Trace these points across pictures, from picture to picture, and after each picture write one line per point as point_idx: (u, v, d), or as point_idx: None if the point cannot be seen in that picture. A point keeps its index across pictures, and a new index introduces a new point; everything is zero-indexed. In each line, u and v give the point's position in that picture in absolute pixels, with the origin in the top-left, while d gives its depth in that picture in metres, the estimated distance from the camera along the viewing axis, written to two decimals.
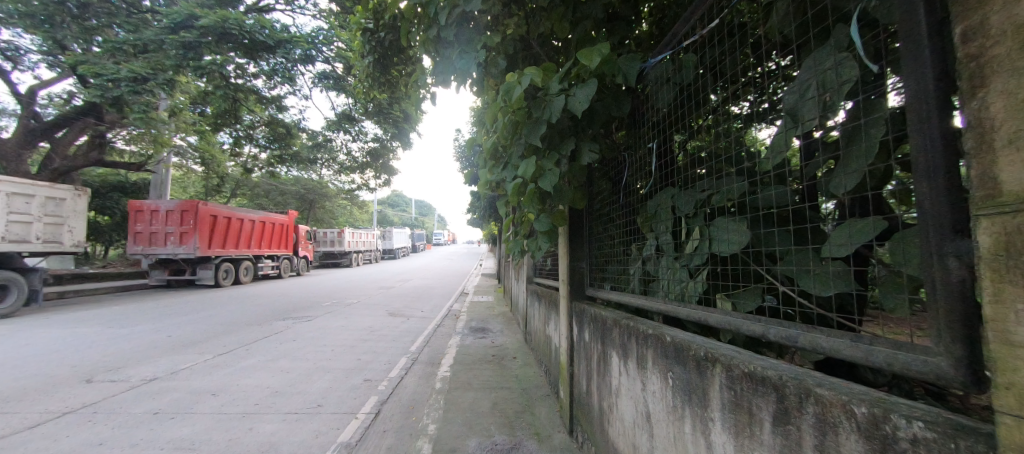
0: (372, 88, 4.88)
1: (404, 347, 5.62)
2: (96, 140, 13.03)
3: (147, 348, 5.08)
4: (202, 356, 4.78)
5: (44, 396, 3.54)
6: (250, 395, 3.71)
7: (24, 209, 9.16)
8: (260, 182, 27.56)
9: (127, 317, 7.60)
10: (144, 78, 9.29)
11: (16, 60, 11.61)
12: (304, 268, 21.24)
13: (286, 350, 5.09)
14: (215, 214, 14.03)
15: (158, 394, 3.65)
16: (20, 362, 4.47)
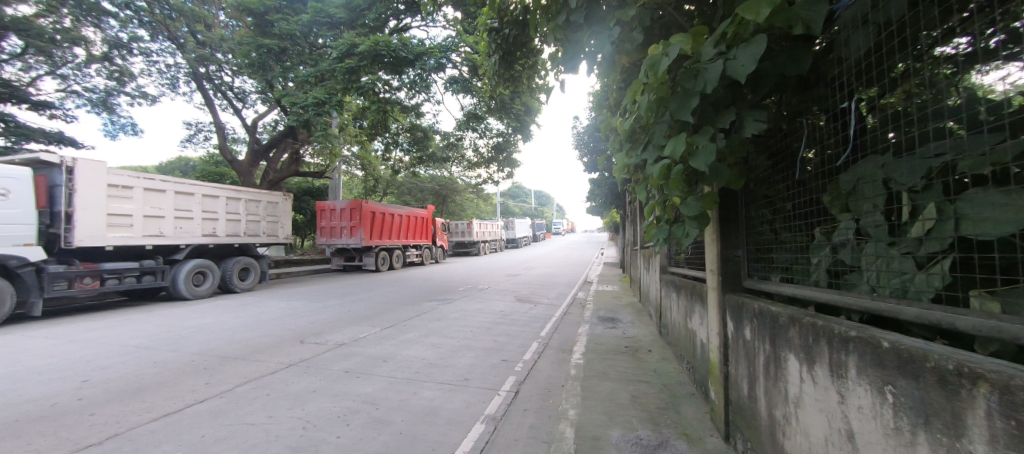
0: (497, 85, 5.09)
1: (535, 331, 5.87)
2: (294, 156, 16.84)
3: (339, 319, 6.40)
4: (374, 328, 5.78)
5: (278, 350, 4.73)
6: (412, 364, 4.33)
7: (256, 211, 12.25)
8: (405, 182, 31.94)
9: (323, 293, 9.65)
10: (324, 101, 11.54)
11: (243, 100, 15.61)
12: (441, 256, 23.98)
13: (435, 328, 5.80)
14: (373, 210, 16.80)
15: (348, 356, 4.53)
16: (265, 323, 6.11)
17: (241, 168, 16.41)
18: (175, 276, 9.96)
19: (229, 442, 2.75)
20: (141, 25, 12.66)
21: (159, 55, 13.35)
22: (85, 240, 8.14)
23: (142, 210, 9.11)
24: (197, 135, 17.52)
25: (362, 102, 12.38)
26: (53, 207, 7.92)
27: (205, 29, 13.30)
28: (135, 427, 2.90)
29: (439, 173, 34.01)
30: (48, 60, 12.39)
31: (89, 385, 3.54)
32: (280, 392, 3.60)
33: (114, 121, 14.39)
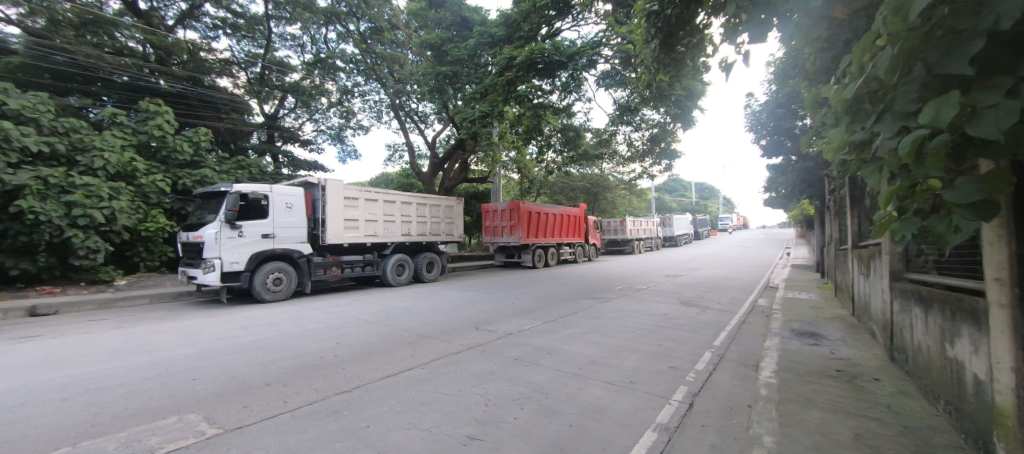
0: (657, 73, 4.77)
1: (706, 340, 5.29)
2: (463, 164, 19.30)
3: (509, 307, 6.98)
4: (539, 319, 6.12)
5: (462, 329, 5.36)
6: (576, 360, 4.42)
7: (440, 214, 12.59)
8: (556, 182, 31.72)
9: (486, 285, 10.71)
10: (489, 113, 11.87)
11: (424, 121, 18.44)
12: (595, 255, 23.30)
13: (594, 326, 5.80)
14: (529, 209, 17.44)
15: (517, 344, 4.87)
16: (450, 305, 7.18)
17: (426, 178, 19.38)
18: (386, 267, 11.00)
19: (431, 406, 3.30)
20: (359, 72, 16.44)
21: (370, 93, 17.04)
22: (333, 240, 9.65)
23: (364, 216, 10.33)
24: (394, 155, 21.74)
25: (517, 109, 12.49)
26: (314, 215, 9.73)
27: (399, 67, 16.45)
28: (368, 383, 3.65)
29: (591, 170, 32.47)
30: (308, 110, 17.06)
31: (341, 343, 4.66)
32: (465, 367, 4.12)
33: (344, 149, 19.16)
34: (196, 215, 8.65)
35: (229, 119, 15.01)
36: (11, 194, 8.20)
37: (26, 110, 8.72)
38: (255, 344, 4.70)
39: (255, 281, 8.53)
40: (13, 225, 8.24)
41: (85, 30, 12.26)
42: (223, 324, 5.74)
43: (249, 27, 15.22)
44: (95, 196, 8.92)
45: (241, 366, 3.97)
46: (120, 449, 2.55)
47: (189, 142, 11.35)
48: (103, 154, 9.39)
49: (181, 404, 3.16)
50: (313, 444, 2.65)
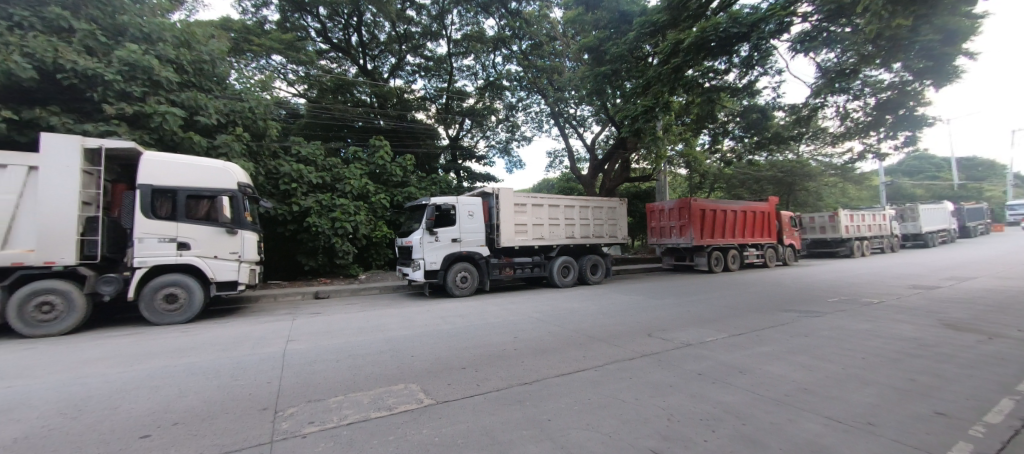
0: None
1: (1003, 383, 3.62)
2: (627, 164, 18.66)
3: (688, 315, 6.26)
4: (725, 331, 5.30)
5: (634, 335, 5.08)
6: (777, 384, 3.65)
7: (600, 215, 12.32)
8: (736, 175, 24.09)
9: (650, 289, 9.99)
10: (652, 106, 10.36)
11: (583, 123, 18.50)
12: (792, 259, 19.02)
13: (802, 346, 4.70)
14: (704, 208, 15.03)
15: (699, 358, 4.26)
16: (622, 309, 6.90)
17: (588, 181, 19.72)
18: (551, 269, 11.26)
19: (608, 411, 3.16)
20: (523, 88, 17.80)
21: (532, 105, 18.24)
22: (506, 243, 10.36)
23: (532, 220, 10.87)
24: (555, 161, 22.79)
25: (684, 96, 10.98)
26: (490, 221, 10.58)
27: (559, 76, 16.57)
28: (546, 378, 3.80)
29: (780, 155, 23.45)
30: (481, 128, 19.70)
31: (518, 339, 5.01)
32: (641, 376, 3.81)
33: (510, 160, 21.42)
34: (408, 224, 10.37)
35: (425, 145, 18.57)
36: (303, 213, 11.83)
37: (312, 157, 12.58)
38: (450, 331, 5.55)
39: (448, 278, 9.71)
40: (305, 235, 11.72)
41: (337, 92, 17.10)
42: (428, 314, 6.97)
43: (436, 67, 18.89)
44: (347, 212, 11.96)
45: (440, 350, 4.68)
46: (371, 403, 3.33)
47: (401, 168, 14.43)
48: (350, 181, 12.62)
49: (403, 375, 3.90)
50: (504, 427, 2.88)
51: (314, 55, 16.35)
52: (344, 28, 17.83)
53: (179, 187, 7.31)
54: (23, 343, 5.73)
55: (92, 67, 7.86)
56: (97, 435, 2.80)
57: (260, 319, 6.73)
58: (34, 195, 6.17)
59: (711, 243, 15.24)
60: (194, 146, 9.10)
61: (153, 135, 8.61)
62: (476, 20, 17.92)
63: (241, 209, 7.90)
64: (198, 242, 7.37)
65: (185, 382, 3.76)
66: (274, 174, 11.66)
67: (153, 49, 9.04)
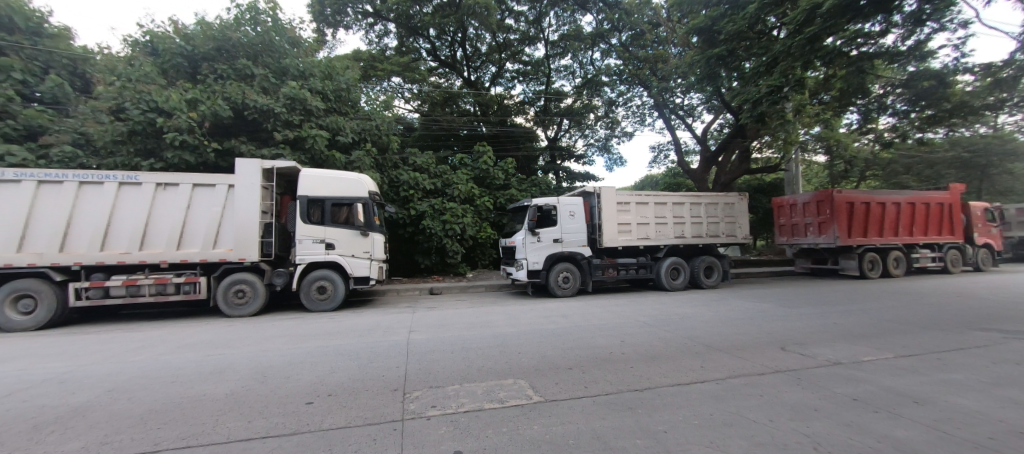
0: None
1: None
2: (745, 153, 16.62)
3: (835, 331, 5.15)
4: (888, 353, 4.22)
5: (761, 349, 4.42)
6: (981, 422, 2.62)
7: (715, 213, 11.19)
8: (896, 157, 17.70)
9: (779, 296, 8.63)
10: (780, 85, 9.12)
11: (691, 113, 17.16)
12: (989, 265, 14.82)
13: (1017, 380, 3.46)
14: (851, 201, 12.51)
15: (852, 381, 3.43)
16: (749, 319, 6.06)
17: (697, 175, 18.13)
18: (660, 271, 10.63)
19: (734, 430, 2.62)
20: (623, 82, 17.12)
21: (634, 99, 17.42)
22: (608, 243, 10.11)
23: (636, 220, 10.44)
24: (659, 155, 21.57)
25: (823, 69, 9.37)
26: (591, 221, 10.42)
27: (664, 64, 15.64)
28: (659, 386, 3.52)
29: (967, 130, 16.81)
30: (580, 128, 19.77)
31: (624, 344, 4.77)
32: (774, 395, 3.20)
33: (610, 158, 21.02)
34: (510, 225, 10.70)
35: (524, 148, 19.27)
36: (419, 216, 13.03)
37: (426, 165, 13.83)
38: (556, 331, 5.57)
39: (550, 278, 9.81)
40: (421, 237, 12.99)
41: (446, 104, 18.57)
42: (530, 313, 7.13)
43: (534, 71, 19.41)
44: (456, 215, 12.89)
45: (545, 350, 4.72)
46: (484, 395, 3.52)
47: (502, 171, 15.05)
48: (458, 186, 13.62)
49: (513, 371, 4.06)
50: (616, 432, 2.69)
51: (425, 74, 18.15)
52: (450, 44, 19.23)
53: (327, 197, 8.73)
54: (224, 322, 7.48)
55: (268, 103, 9.90)
56: (276, 399, 3.48)
57: (384, 312, 7.55)
58: (232, 207, 8.00)
59: (864, 242, 12.74)
60: (336, 162, 10.86)
61: (307, 155, 10.47)
62: (573, 19, 17.90)
63: (371, 214, 9.10)
64: (341, 243, 8.71)
65: (333, 360, 4.48)
66: (395, 182, 13.00)
67: (307, 84, 11.04)
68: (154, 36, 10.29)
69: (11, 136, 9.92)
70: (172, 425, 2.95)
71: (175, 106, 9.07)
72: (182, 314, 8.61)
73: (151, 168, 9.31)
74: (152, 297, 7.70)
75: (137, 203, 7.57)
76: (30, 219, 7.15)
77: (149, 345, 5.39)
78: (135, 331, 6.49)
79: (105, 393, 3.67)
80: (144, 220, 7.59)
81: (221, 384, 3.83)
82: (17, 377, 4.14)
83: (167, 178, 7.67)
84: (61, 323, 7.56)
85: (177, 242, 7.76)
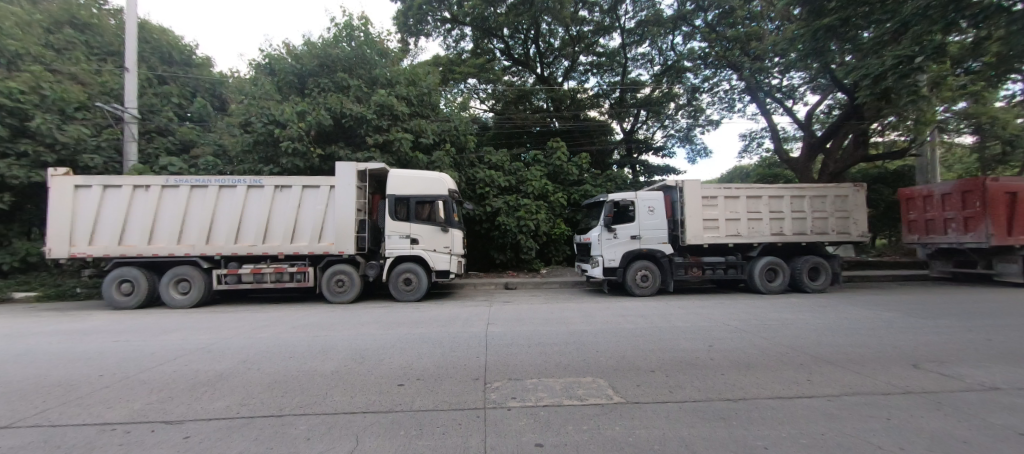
0: None
1: None
2: (861, 137, 14.33)
3: (994, 351, 4.20)
4: None
5: (886, 366, 3.81)
6: None
7: (821, 207, 9.88)
8: None
9: (907, 305, 7.30)
10: (912, 55, 7.75)
11: (789, 94, 15.27)
12: None
13: None
14: (1012, 190, 10.20)
15: (1014, 411, 2.80)
16: (871, 330, 5.22)
17: (797, 164, 16.10)
18: (752, 271, 9.72)
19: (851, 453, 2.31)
20: (709, 65, 15.73)
21: (721, 83, 15.95)
22: (691, 240, 9.48)
23: (724, 215, 9.62)
24: (750, 144, 19.56)
25: (974, 31, 7.74)
26: (672, 216, 9.87)
27: (760, 42, 14.03)
28: (756, 398, 3.24)
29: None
30: (658, 119, 18.68)
31: (713, 349, 4.45)
32: (902, 420, 2.74)
33: (692, 148, 19.59)
34: (585, 221, 10.54)
35: (598, 142, 18.82)
36: (494, 213, 13.45)
37: (501, 163, 14.14)
38: (636, 331, 5.40)
39: (627, 276, 9.49)
40: (496, 233, 13.37)
41: (518, 102, 18.80)
42: (609, 311, 6.98)
43: (609, 62, 18.81)
44: (530, 212, 13.04)
45: (625, 350, 4.58)
46: (564, 391, 3.53)
47: (577, 167, 14.79)
48: (531, 182, 13.73)
49: (592, 369, 4.02)
50: (707, 443, 2.51)
51: (499, 73, 18.57)
52: (524, 42, 19.42)
53: (412, 195, 9.40)
54: (326, 307, 8.48)
55: (361, 111, 10.94)
56: (374, 379, 3.87)
57: (463, 305, 7.88)
58: (333, 206, 9.00)
59: None
60: (419, 162, 11.63)
61: (394, 157, 11.36)
62: (652, 2, 16.87)
63: (451, 211, 9.56)
64: (424, 238, 9.33)
65: (419, 347, 4.85)
66: (472, 180, 13.51)
67: (394, 91, 11.96)
68: (273, 58, 11.93)
69: (172, 150, 12.26)
70: (292, 394, 3.43)
71: (289, 118, 10.44)
72: (293, 298, 9.96)
73: (270, 172, 10.85)
74: (271, 284, 9.02)
75: (260, 203, 8.87)
76: (185, 217, 8.77)
77: (270, 324, 6.33)
78: (258, 312, 7.66)
79: (243, 362, 4.41)
80: (266, 217, 8.87)
81: (328, 363, 4.36)
82: (183, 344, 5.18)
83: (283, 181, 8.85)
84: (207, 302, 9.24)
85: (290, 237, 8.95)
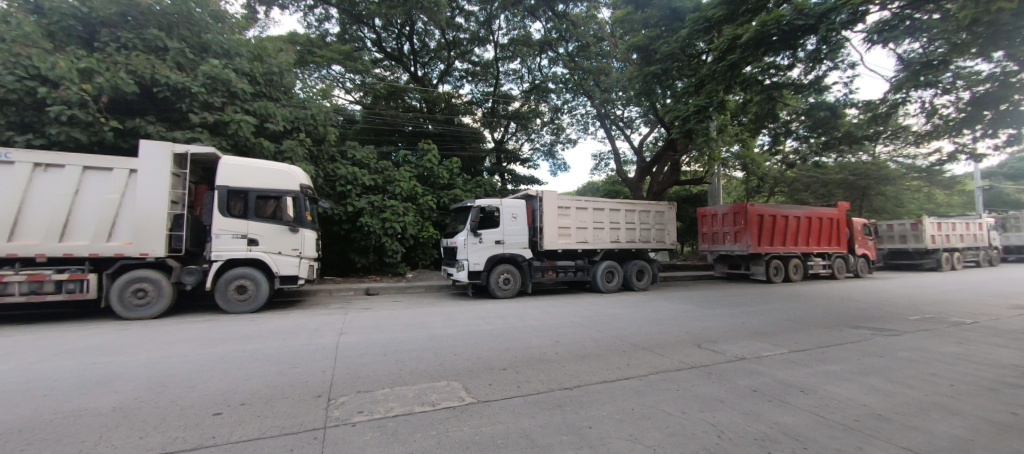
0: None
1: None
2: (674, 166, 18.14)
3: (740, 330, 5.69)
4: (780, 348, 4.75)
5: (682, 346, 4.79)
6: (846, 408, 3.02)
7: (646, 220, 11.99)
8: (798, 176, 19.62)
9: (699, 298, 9.41)
10: (705, 106, 10.03)
11: (627, 124, 18.33)
12: (866, 271, 17.17)
13: (873, 366, 4.07)
14: (761, 213, 14.07)
15: (752, 374, 3.82)
16: (669, 319, 6.50)
17: (633, 184, 19.37)
18: (596, 273, 11.17)
19: (652, 422, 2.79)
20: (569, 90, 17.78)
21: (577, 107, 18.28)
22: (549, 245, 10.41)
23: (575, 224, 10.85)
24: (601, 163, 22.73)
25: (742, 95, 10.46)
26: (532, 223, 10.67)
27: (606, 76, 16.47)
28: (586, 385, 3.66)
29: (850, 156, 19.45)
30: (526, 132, 20.15)
31: (556, 344, 4.90)
32: (689, 390, 3.43)
33: (554, 163, 21.76)
34: (453, 225, 10.65)
35: (471, 149, 19.28)
36: (357, 213, 12.56)
37: (367, 160, 13.36)
38: (490, 331, 5.63)
39: (491, 279, 9.92)
40: (358, 234, 12.49)
41: (389, 98, 18.00)
42: (468, 314, 7.13)
43: (483, 72, 19.51)
44: (397, 213, 12.61)
45: (480, 351, 4.72)
46: (415, 398, 3.42)
47: (447, 170, 14.93)
48: (400, 183, 13.31)
49: (446, 373, 4.02)
50: (543, 431, 2.71)
51: (369, 64, 17.56)
52: (397, 37, 18.90)
53: (250, 188, 8.08)
54: (123, 324, 6.61)
55: (183, 81, 8.98)
56: (179, 410, 3.10)
57: (313, 313, 7.11)
58: (133, 195, 7.11)
59: (771, 250, 14.33)
60: (264, 151, 10.12)
61: (230, 141, 9.64)
62: (523, 24, 18.21)
63: (302, 209, 8.55)
64: (265, 239, 8.11)
65: (250, 366, 4.12)
66: (332, 176, 12.44)
67: (231, 64, 10.13)
68: None
69: None
70: (38, 445, 2.51)
71: (63, 74, 7.87)
72: (68, 316, 7.44)
73: (27, 144, 8.00)
74: (26, 297, 6.58)
75: (5, 185, 6.45)
76: None
77: (16, 353, 4.57)
78: (0, 336, 5.48)
79: None
80: (16, 205, 6.49)
81: (107, 397, 3.33)
82: None
83: (50, 158, 6.64)
84: None
85: (59, 232, 6.74)
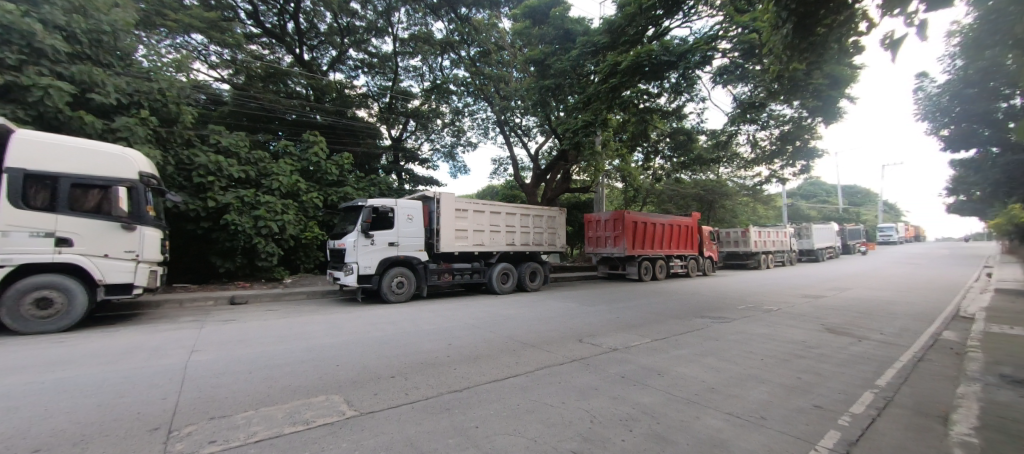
0: (791, 60, 5.82)
1: (863, 375, 4.04)
2: (565, 175, 19.74)
3: (611, 324, 6.42)
4: (644, 338, 5.49)
5: (566, 342, 5.22)
6: (690, 385, 3.63)
7: (540, 224, 12.81)
8: (665, 189, 23.11)
9: (584, 296, 10.36)
10: (592, 122, 11.15)
11: (525, 132, 19.31)
12: (712, 270, 20.78)
13: (710, 348, 4.97)
14: (635, 220, 16.17)
15: (621, 362, 4.34)
16: (553, 317, 7.01)
17: (530, 189, 20.48)
18: (491, 275, 11.50)
19: (534, 416, 2.96)
20: (469, 94, 18.05)
21: (478, 112, 18.71)
22: (445, 248, 10.40)
23: (472, 226, 11.02)
24: (501, 168, 23.54)
25: (622, 115, 11.84)
26: (429, 225, 10.53)
27: (505, 85, 16.94)
28: (474, 386, 3.73)
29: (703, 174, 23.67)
30: (426, 132, 19.64)
31: (447, 348, 4.90)
32: (570, 382, 3.74)
33: (455, 165, 21.76)
34: (341, 225, 9.95)
35: (365, 144, 18.08)
36: (221, 210, 10.84)
37: (236, 149, 11.72)
38: (377, 339, 5.36)
39: (383, 283, 9.51)
40: (221, 234, 10.82)
41: (268, 80, 16.29)
42: (354, 321, 6.68)
43: (381, 64, 18.57)
44: (273, 211, 11.27)
45: (367, 360, 4.47)
46: (285, 418, 3.07)
47: (337, 166, 13.90)
48: (279, 177, 11.96)
49: (325, 386, 3.70)
50: (429, 437, 2.68)
51: (242, 39, 15.27)
52: (278, 13, 17.01)
53: (63, 173, 6.46)
54: None
55: None
56: None
57: (155, 329, 5.93)
58: None
59: (643, 252, 16.49)
60: (85, 126, 8.09)
61: (30, 111, 7.51)
62: (424, 21, 17.88)
63: (142, 202, 7.15)
64: (84, 238, 6.55)
65: (53, 399, 3.22)
66: (187, 164, 10.62)
67: (34, 11, 7.83)
68: None
69: None
70: None
71: None
72: None
73: None
74: None
75: None
76: None
77: None
78: None
79: None
80: None
81: None
82: None
83: None
84: None
85: None
